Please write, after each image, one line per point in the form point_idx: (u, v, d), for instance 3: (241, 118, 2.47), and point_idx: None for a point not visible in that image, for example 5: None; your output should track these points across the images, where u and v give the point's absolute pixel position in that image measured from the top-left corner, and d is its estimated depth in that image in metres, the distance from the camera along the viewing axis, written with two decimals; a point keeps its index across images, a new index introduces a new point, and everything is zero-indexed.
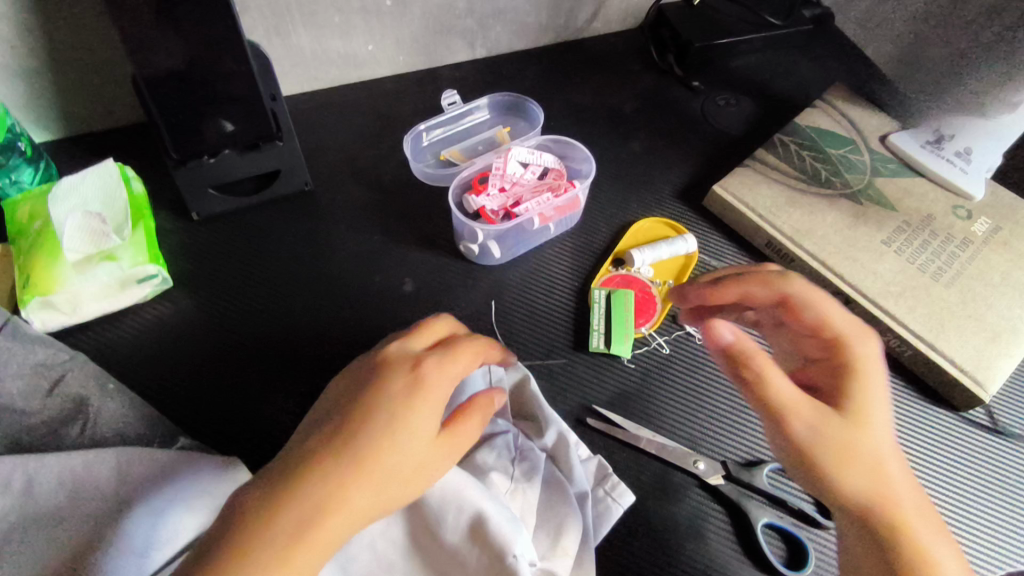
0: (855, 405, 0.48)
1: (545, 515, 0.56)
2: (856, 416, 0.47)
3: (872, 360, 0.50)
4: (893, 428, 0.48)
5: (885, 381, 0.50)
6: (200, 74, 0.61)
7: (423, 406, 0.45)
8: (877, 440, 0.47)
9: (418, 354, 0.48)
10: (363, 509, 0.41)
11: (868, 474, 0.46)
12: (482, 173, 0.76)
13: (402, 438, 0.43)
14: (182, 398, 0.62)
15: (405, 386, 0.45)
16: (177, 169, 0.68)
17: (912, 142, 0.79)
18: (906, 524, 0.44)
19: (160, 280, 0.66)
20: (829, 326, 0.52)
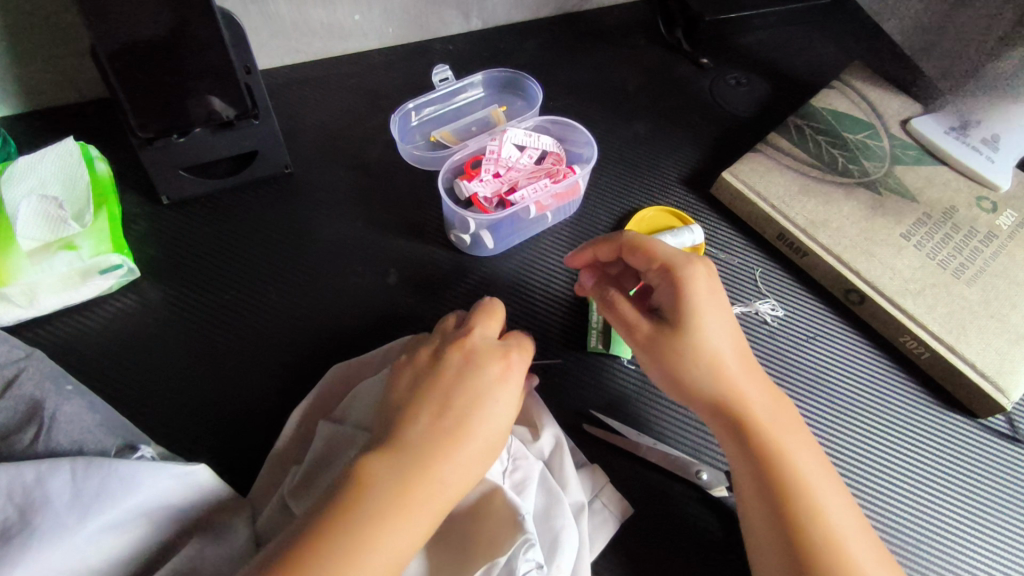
0: (691, 326, 0.49)
1: (540, 527, 0.51)
2: (703, 340, 0.49)
3: (710, 276, 0.51)
4: (729, 336, 0.50)
5: (717, 298, 0.51)
6: (169, 46, 0.55)
7: (512, 389, 0.51)
8: (715, 351, 0.49)
9: (502, 344, 0.54)
10: (460, 480, 0.46)
11: (709, 381, 0.49)
12: (474, 157, 0.71)
13: (496, 419, 0.49)
14: (152, 398, 0.58)
15: (496, 372, 0.51)
16: (144, 148, 0.62)
17: (936, 127, 0.73)
18: (765, 431, 0.48)
19: (126, 271, 0.61)
20: (655, 255, 0.52)
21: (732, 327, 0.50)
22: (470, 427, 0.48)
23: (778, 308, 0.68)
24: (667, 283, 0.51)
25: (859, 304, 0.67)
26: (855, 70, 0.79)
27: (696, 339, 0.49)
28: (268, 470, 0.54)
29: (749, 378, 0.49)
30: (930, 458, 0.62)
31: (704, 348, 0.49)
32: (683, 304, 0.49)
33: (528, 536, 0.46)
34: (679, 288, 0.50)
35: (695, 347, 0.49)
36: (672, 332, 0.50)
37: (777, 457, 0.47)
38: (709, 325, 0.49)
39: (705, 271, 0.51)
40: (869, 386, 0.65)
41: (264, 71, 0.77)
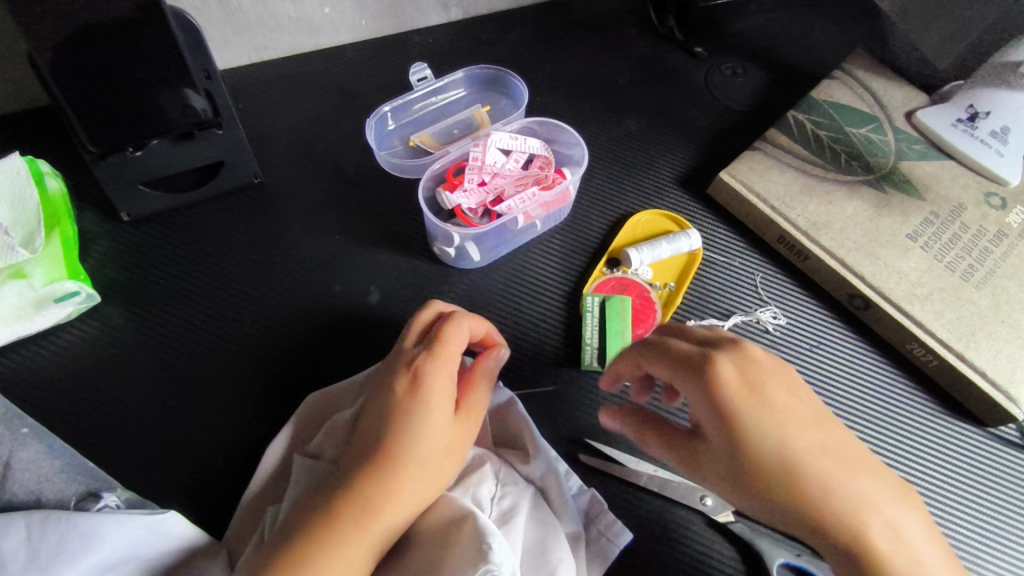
0: (750, 441, 0.39)
1: (531, 563, 0.47)
2: (764, 449, 0.38)
3: (749, 378, 0.40)
4: (800, 439, 0.39)
5: (768, 392, 0.40)
6: (119, 50, 0.50)
7: (431, 391, 0.46)
8: (791, 466, 0.38)
9: (415, 352, 0.49)
10: (387, 514, 0.42)
11: (794, 506, 0.38)
12: (456, 164, 0.67)
13: (416, 431, 0.44)
14: (119, 434, 0.54)
15: (407, 384, 0.47)
16: (96, 163, 0.57)
17: (942, 119, 0.70)
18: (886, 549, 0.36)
19: (84, 297, 0.57)
20: (676, 360, 0.43)
21: (814, 443, 0.39)
22: (389, 448, 0.44)
23: (779, 316, 0.65)
24: (706, 408, 0.40)
25: (864, 310, 0.64)
26: (857, 58, 0.75)
27: (757, 451, 0.39)
28: (244, 511, 0.51)
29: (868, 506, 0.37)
30: (938, 471, 0.59)
31: (794, 488, 0.38)
32: (734, 433, 0.39)
33: (492, 563, 0.40)
34: (724, 411, 0.39)
35: (759, 463, 0.38)
36: (743, 475, 0.39)
37: None
38: (783, 453, 0.38)
39: (741, 371, 0.41)
40: (876, 396, 0.62)
41: (230, 70, 0.72)
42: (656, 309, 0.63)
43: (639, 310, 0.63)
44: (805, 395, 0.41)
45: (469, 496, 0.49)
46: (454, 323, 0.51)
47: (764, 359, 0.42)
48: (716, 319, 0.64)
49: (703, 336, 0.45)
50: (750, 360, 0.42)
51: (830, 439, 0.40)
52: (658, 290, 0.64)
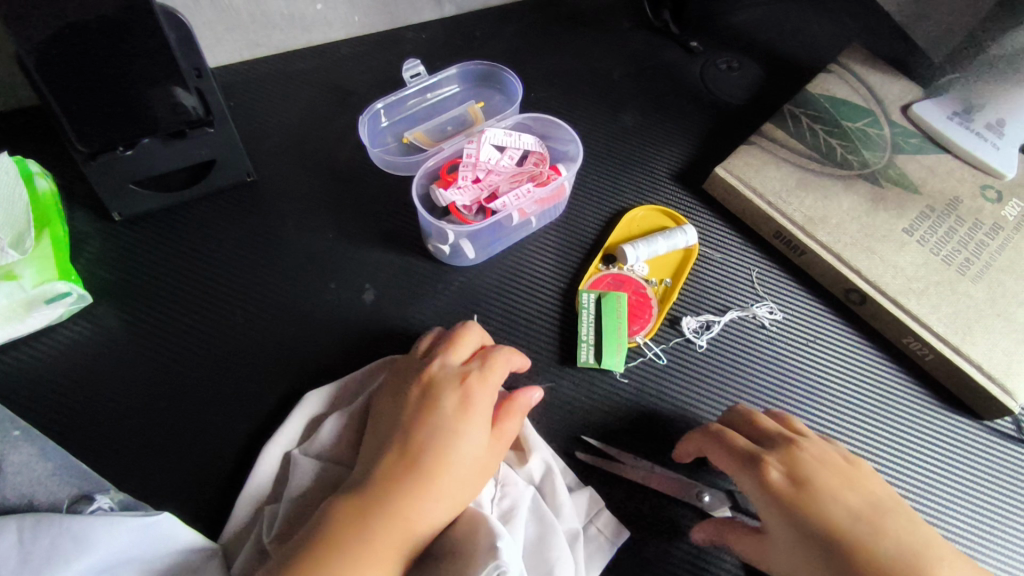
0: (804, 522, 0.44)
1: (533, 560, 0.48)
2: (818, 526, 0.44)
3: (800, 474, 0.47)
4: (848, 518, 0.44)
5: (815, 479, 0.46)
6: (107, 48, 0.50)
7: (477, 413, 0.47)
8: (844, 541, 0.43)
9: (463, 369, 0.51)
10: (425, 523, 0.42)
11: None
12: (451, 161, 0.66)
13: (461, 449, 0.45)
14: (112, 436, 0.54)
15: (457, 401, 0.48)
16: (87, 163, 0.57)
17: (937, 112, 0.70)
18: None
19: (76, 298, 0.57)
20: (733, 454, 0.50)
21: (872, 529, 0.43)
22: (431, 457, 0.44)
23: (776, 311, 0.65)
24: (767, 504, 0.46)
25: (861, 304, 0.64)
26: (852, 52, 0.75)
27: (813, 529, 0.44)
28: (240, 512, 0.50)
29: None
30: (935, 465, 0.59)
31: (863, 570, 0.41)
32: (796, 522, 0.45)
33: (501, 561, 0.40)
34: (782, 502, 0.46)
35: (815, 541, 0.43)
36: (807, 558, 0.44)
37: None
38: (836, 533, 0.43)
39: (791, 468, 0.47)
40: (874, 390, 0.62)
41: (221, 67, 0.71)
42: (652, 305, 0.63)
43: (635, 306, 0.62)
44: (856, 487, 0.47)
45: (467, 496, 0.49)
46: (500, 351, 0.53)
47: (811, 455, 0.49)
48: (712, 314, 0.64)
49: (757, 435, 0.52)
50: (795, 452, 0.49)
51: (886, 525, 0.44)
52: (654, 286, 0.64)
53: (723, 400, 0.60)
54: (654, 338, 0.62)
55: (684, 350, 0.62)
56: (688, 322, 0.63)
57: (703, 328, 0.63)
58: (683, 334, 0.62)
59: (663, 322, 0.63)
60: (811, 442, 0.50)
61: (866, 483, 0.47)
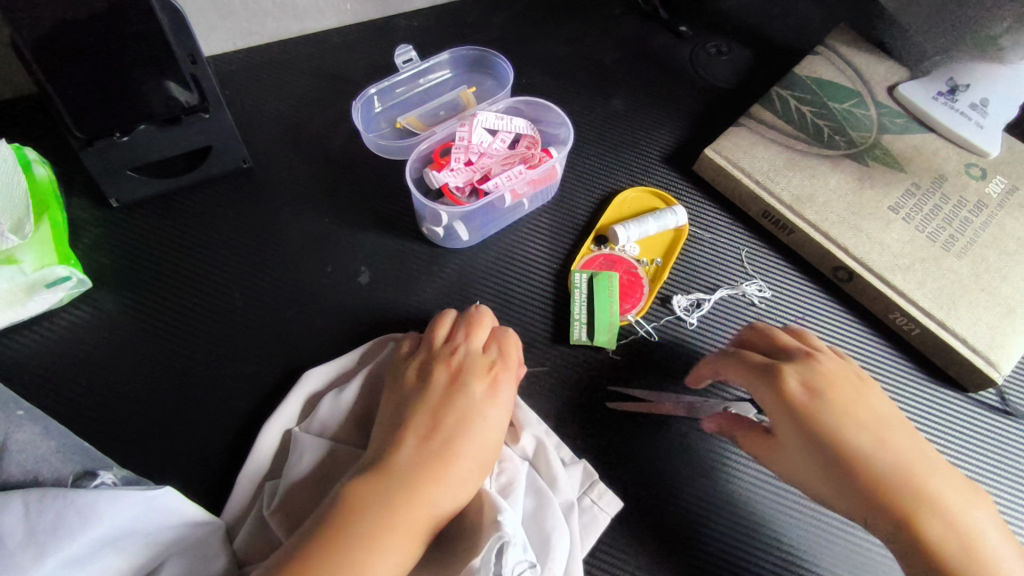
0: (810, 425, 0.46)
1: (531, 531, 0.49)
2: (823, 430, 0.46)
3: (819, 386, 0.48)
4: (856, 426, 0.46)
5: (829, 390, 0.48)
6: (104, 39, 0.51)
7: (501, 403, 0.50)
8: (848, 444, 0.45)
9: (487, 357, 0.52)
10: (445, 507, 0.43)
11: (848, 480, 0.44)
12: (443, 144, 0.67)
13: (484, 439, 0.47)
14: (114, 417, 0.55)
15: (485, 391, 0.50)
16: (83, 149, 0.57)
17: (923, 92, 0.71)
18: (927, 523, 0.42)
19: (75, 282, 0.57)
20: (750, 363, 0.51)
21: (877, 441, 0.45)
22: (456, 444, 0.46)
23: (765, 289, 0.66)
24: (778, 410, 0.48)
25: (848, 281, 0.65)
26: (839, 34, 0.76)
27: (817, 434, 0.46)
28: (241, 488, 0.51)
29: (925, 491, 0.43)
30: (922, 436, 0.61)
31: (856, 470, 0.44)
32: (805, 428, 0.47)
33: (503, 532, 0.41)
34: (794, 410, 0.47)
35: (819, 442, 0.46)
36: (809, 456, 0.46)
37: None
38: (841, 439, 0.45)
39: (811, 380, 0.48)
40: (861, 364, 0.64)
41: (215, 56, 0.72)
42: (644, 284, 0.64)
43: (627, 285, 0.63)
44: (870, 402, 0.48)
45: None
46: (517, 342, 0.55)
47: (833, 371, 0.49)
48: (702, 293, 0.65)
49: (780, 351, 0.53)
50: (814, 365, 0.50)
51: (891, 438, 0.46)
52: (645, 266, 0.65)
53: None
54: (646, 316, 0.63)
55: (675, 328, 0.63)
56: (679, 300, 0.64)
57: (694, 306, 0.64)
58: (673, 312, 0.64)
59: (654, 300, 0.64)
60: (834, 360, 0.51)
61: (880, 401, 0.49)
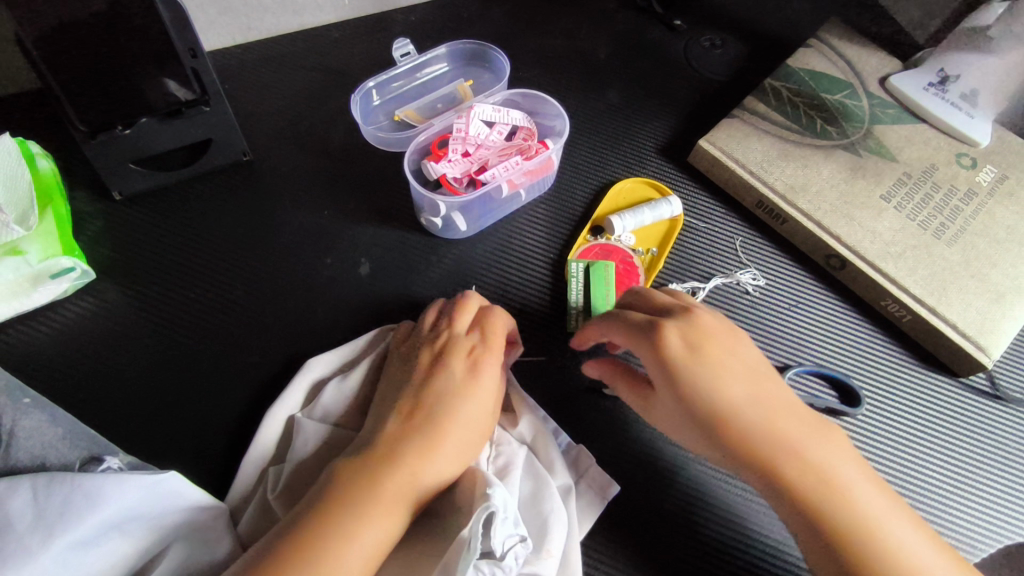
0: (683, 382, 0.45)
1: (528, 512, 0.50)
2: (696, 387, 0.45)
3: (694, 341, 0.47)
4: (728, 379, 0.45)
5: (704, 343, 0.47)
6: (105, 32, 0.52)
7: (484, 378, 0.51)
8: (720, 401, 0.44)
9: (470, 340, 0.54)
10: (431, 484, 0.45)
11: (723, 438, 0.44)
12: (441, 136, 0.68)
13: (467, 413, 0.49)
14: (119, 406, 0.56)
15: (468, 372, 0.52)
16: (87, 142, 0.58)
17: (914, 84, 0.71)
18: (800, 471, 0.42)
19: (79, 273, 0.58)
20: (628, 321, 0.50)
21: (750, 394, 0.45)
22: (441, 424, 0.48)
23: (759, 277, 0.67)
24: (655, 368, 0.47)
25: (841, 269, 0.66)
26: (831, 26, 0.77)
27: (692, 391, 0.45)
28: (245, 474, 0.52)
29: (791, 439, 0.43)
30: (914, 421, 0.62)
31: (729, 427, 0.44)
32: (678, 386, 0.45)
33: (490, 502, 0.41)
34: (669, 369, 0.46)
35: (693, 400, 0.45)
36: (687, 414, 0.46)
37: (852, 521, 0.40)
38: (715, 395, 0.44)
39: (687, 334, 0.47)
40: (854, 350, 0.65)
41: (215, 51, 0.73)
42: (640, 273, 0.64)
43: (623, 274, 0.64)
44: (744, 355, 0.47)
45: None
46: (501, 320, 0.56)
47: (708, 324, 0.48)
48: (697, 282, 0.66)
49: (658, 308, 0.51)
50: (688, 318, 0.49)
51: (761, 390, 0.45)
52: (641, 255, 0.66)
53: None
54: None
55: None
56: (674, 289, 0.65)
57: (689, 294, 0.65)
58: None
59: (650, 289, 0.65)
60: (711, 313, 0.50)
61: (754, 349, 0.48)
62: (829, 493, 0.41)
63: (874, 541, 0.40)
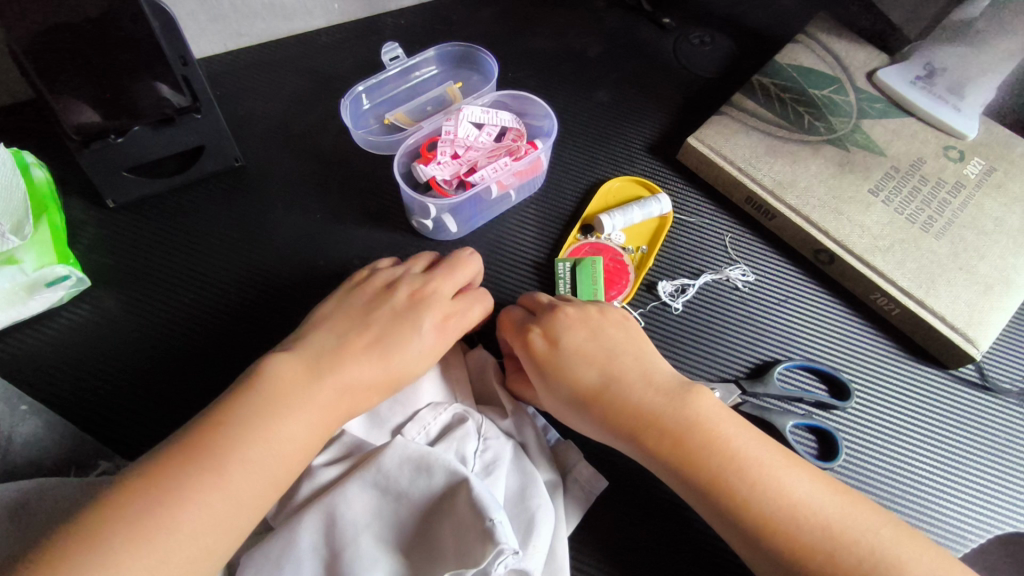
0: (547, 375, 0.52)
1: (515, 509, 0.49)
2: (557, 377, 0.52)
3: (554, 337, 0.54)
4: (583, 366, 0.52)
5: (563, 336, 0.53)
6: (94, 44, 0.52)
7: (435, 335, 0.53)
8: (580, 385, 0.51)
9: (450, 304, 0.55)
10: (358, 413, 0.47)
11: (593, 419, 0.50)
12: (430, 138, 0.69)
13: (411, 364, 0.50)
14: (116, 412, 0.57)
15: (435, 321, 0.53)
16: (80, 151, 0.59)
17: (902, 77, 0.72)
18: (667, 435, 0.47)
19: (75, 281, 0.59)
20: (507, 330, 0.57)
21: (605, 375, 0.51)
22: (391, 363, 0.50)
23: (748, 273, 0.68)
24: (528, 365, 0.54)
25: (830, 264, 0.67)
26: (818, 22, 0.77)
27: (555, 381, 0.52)
28: None
29: (651, 405, 0.48)
30: (902, 412, 0.62)
31: (595, 407, 0.50)
32: (544, 377, 0.52)
33: (503, 546, 0.41)
34: (535, 365, 0.53)
35: (557, 389, 0.51)
36: (560, 402, 0.52)
37: (723, 473, 0.44)
38: (574, 383, 0.51)
39: (547, 333, 0.54)
40: (842, 344, 0.65)
41: (206, 58, 0.73)
42: (629, 271, 0.65)
43: (613, 272, 0.65)
44: (605, 340, 0.53)
45: (451, 450, 0.50)
46: (474, 293, 0.57)
47: (570, 315, 0.55)
48: (686, 278, 0.67)
49: (534, 310, 0.58)
50: (548, 315, 0.55)
51: (616, 368, 0.51)
52: (631, 253, 0.66)
53: (697, 357, 0.63)
54: (632, 302, 0.65)
55: (661, 314, 0.65)
56: (664, 286, 0.65)
57: (679, 292, 0.66)
58: (659, 298, 0.65)
59: (639, 287, 0.65)
60: (575, 305, 0.57)
61: (615, 332, 0.54)
62: (696, 447, 0.45)
63: (747, 481, 0.44)
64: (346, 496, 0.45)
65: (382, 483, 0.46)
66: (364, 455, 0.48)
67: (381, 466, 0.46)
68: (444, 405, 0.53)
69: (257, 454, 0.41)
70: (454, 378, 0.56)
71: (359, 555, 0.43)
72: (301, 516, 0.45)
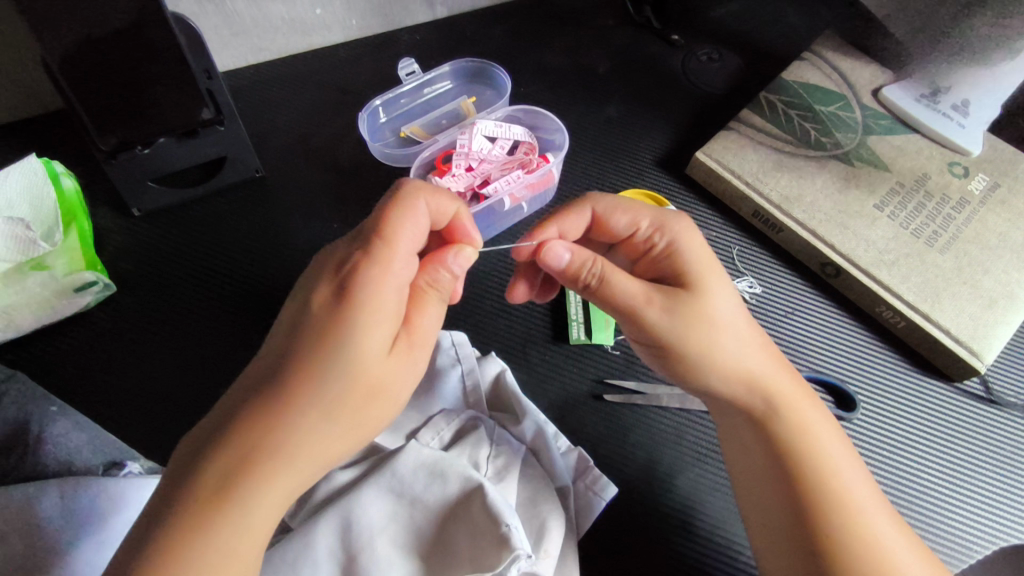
0: (704, 282, 0.48)
1: (525, 514, 0.50)
2: (713, 289, 0.48)
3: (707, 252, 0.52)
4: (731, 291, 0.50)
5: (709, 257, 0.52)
6: (124, 58, 0.54)
7: (370, 312, 0.40)
8: (730, 304, 0.48)
9: (342, 254, 0.43)
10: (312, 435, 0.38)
11: (737, 338, 0.48)
12: (445, 152, 0.72)
13: (337, 364, 0.39)
14: (136, 416, 0.58)
15: (339, 299, 0.40)
16: (107, 161, 0.61)
17: (906, 97, 0.73)
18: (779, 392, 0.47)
19: (102, 287, 0.61)
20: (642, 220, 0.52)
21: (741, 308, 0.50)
22: (305, 363, 0.39)
23: (755, 285, 0.69)
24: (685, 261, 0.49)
25: (835, 277, 0.68)
26: (825, 40, 0.79)
27: (710, 290, 0.48)
28: None
29: (775, 359, 0.49)
30: (909, 424, 0.63)
31: (737, 327, 0.48)
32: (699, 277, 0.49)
33: (518, 552, 0.43)
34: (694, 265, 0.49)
35: (707, 299, 0.48)
36: (700, 310, 0.47)
37: (811, 443, 0.46)
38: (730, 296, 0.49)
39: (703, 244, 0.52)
40: (850, 357, 0.66)
41: (228, 72, 0.76)
42: None
43: None
44: None
45: (463, 455, 0.51)
46: (402, 219, 0.43)
47: None
48: None
49: None
50: None
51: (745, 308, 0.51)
52: None
53: None
54: None
55: None
56: None
57: None
58: None
59: None
60: None
61: None
62: (797, 414, 0.47)
63: (823, 463, 0.45)
64: (361, 500, 0.47)
65: (397, 488, 0.47)
66: (380, 459, 0.50)
67: (396, 470, 0.48)
68: (455, 411, 0.54)
69: (238, 523, 0.36)
70: (468, 385, 0.57)
71: (375, 558, 0.45)
72: (318, 518, 0.46)
